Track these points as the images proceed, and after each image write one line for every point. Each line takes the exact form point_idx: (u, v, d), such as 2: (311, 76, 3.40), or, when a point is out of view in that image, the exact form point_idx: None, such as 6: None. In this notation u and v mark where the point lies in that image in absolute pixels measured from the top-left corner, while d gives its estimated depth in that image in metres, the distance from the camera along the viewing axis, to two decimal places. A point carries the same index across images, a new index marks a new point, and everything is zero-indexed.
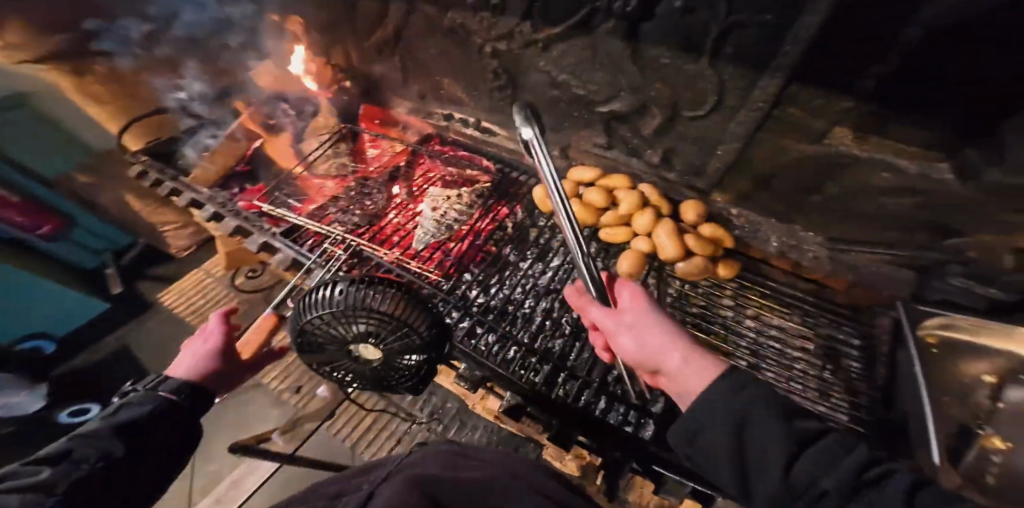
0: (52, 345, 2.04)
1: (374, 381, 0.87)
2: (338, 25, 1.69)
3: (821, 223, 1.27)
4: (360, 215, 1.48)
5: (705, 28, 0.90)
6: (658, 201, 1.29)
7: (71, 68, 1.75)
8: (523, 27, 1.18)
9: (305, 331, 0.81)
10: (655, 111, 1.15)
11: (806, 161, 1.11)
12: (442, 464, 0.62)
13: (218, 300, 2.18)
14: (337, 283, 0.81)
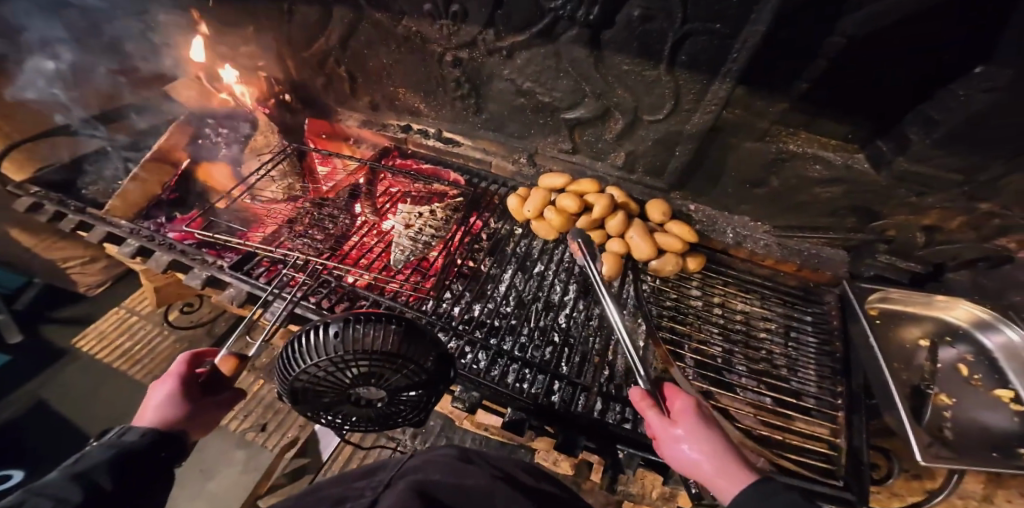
0: None
1: (379, 419, 0.86)
2: (275, 34, 1.58)
3: (768, 213, 1.40)
4: (322, 239, 1.39)
5: (660, 36, 0.94)
6: (626, 201, 1.35)
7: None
8: (486, 35, 1.19)
9: (297, 380, 0.78)
10: (617, 116, 1.19)
11: (752, 159, 1.20)
12: (445, 470, 0.64)
13: (146, 342, 1.92)
14: (331, 324, 0.79)
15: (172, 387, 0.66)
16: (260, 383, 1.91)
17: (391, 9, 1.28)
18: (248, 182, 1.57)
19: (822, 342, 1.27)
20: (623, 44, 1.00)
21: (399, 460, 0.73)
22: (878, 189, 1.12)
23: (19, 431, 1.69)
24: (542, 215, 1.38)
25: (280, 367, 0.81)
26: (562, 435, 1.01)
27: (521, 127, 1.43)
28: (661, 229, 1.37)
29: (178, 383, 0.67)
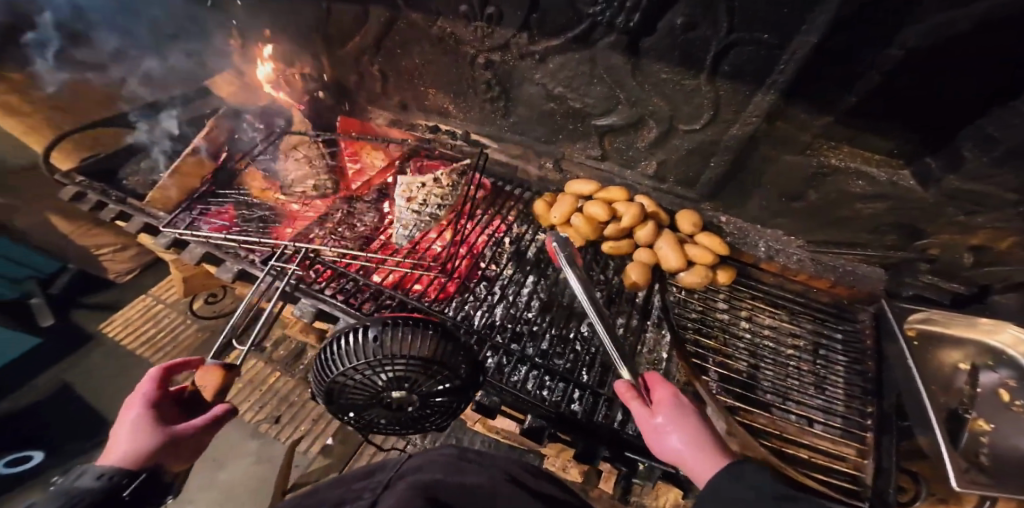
0: None
1: (409, 419, 0.91)
2: (311, 32, 1.60)
3: (802, 227, 1.35)
4: (351, 238, 1.40)
5: (702, 44, 0.91)
6: (656, 210, 1.33)
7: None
8: (520, 39, 1.17)
9: (335, 382, 0.84)
10: (651, 125, 1.16)
11: (794, 172, 1.15)
12: (445, 469, 0.56)
13: (173, 330, 1.98)
14: (370, 328, 0.86)
15: (133, 412, 0.63)
16: (276, 375, 1.97)
17: (426, 10, 1.28)
18: (283, 177, 1.59)
19: (853, 361, 1.24)
20: (662, 51, 0.97)
21: (398, 457, 0.63)
22: (924, 206, 1.05)
23: (51, 411, 1.78)
24: (569, 222, 1.38)
25: (319, 368, 0.88)
26: (579, 443, 1.01)
27: (549, 132, 1.41)
28: (692, 241, 1.34)
29: (145, 406, 0.64)
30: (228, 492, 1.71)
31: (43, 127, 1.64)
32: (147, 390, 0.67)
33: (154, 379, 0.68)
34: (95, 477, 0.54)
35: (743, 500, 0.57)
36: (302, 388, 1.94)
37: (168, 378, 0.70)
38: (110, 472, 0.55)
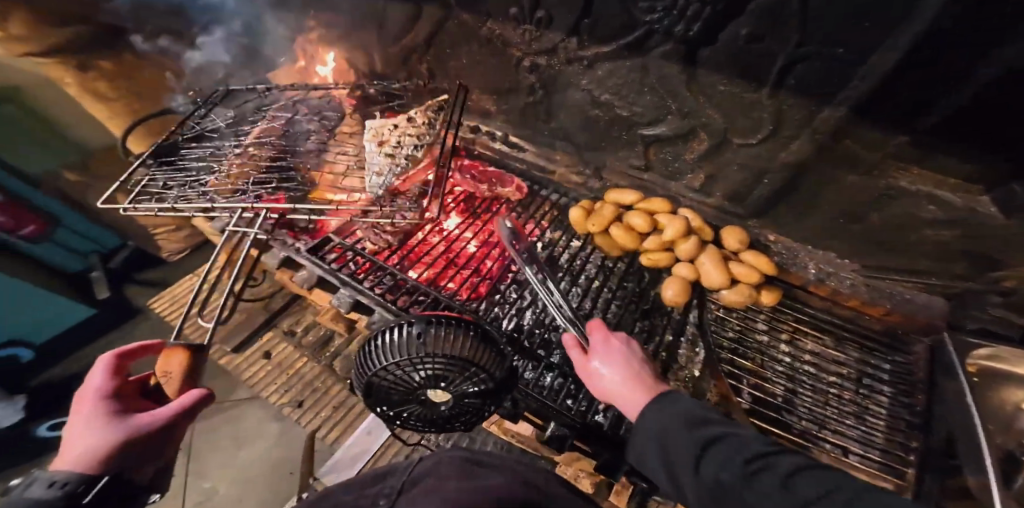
0: (29, 353, 1.94)
1: (443, 416, 0.99)
2: (363, 28, 1.62)
3: (861, 248, 1.20)
4: (391, 233, 1.42)
5: (766, 57, 0.86)
6: (701, 226, 1.28)
7: (75, 59, 1.70)
8: (568, 43, 1.15)
9: (375, 376, 0.92)
10: (703, 137, 1.11)
11: (848, 191, 1.03)
12: (455, 471, 0.58)
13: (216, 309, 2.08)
14: (414, 326, 0.93)
15: (86, 409, 0.59)
16: (303, 360, 2.02)
17: (477, 11, 1.27)
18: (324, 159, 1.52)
19: (900, 392, 1.14)
20: (720, 62, 0.92)
21: (410, 461, 0.68)
22: (1010, 235, 0.88)
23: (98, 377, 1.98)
24: (606, 230, 1.36)
25: (362, 361, 0.95)
26: (594, 450, 1.07)
27: (592, 139, 1.38)
28: (736, 259, 1.29)
29: (102, 400, 0.61)
30: (249, 469, 1.88)
31: (121, 111, 1.85)
32: (101, 383, 0.64)
33: (106, 367, 0.66)
34: (45, 488, 0.49)
35: (664, 424, 0.61)
36: (325, 375, 1.97)
37: (119, 366, 0.67)
38: (65, 482, 0.49)
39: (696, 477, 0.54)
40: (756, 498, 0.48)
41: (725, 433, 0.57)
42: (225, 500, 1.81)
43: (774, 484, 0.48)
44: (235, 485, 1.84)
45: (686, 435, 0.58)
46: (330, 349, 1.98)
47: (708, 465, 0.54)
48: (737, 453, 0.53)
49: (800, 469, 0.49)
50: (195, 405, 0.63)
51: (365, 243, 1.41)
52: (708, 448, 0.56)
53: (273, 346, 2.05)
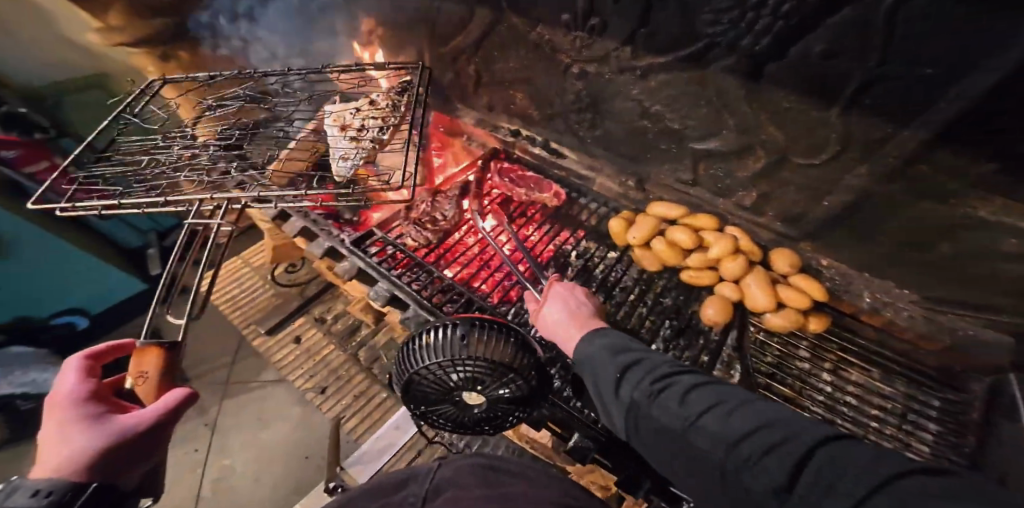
0: (85, 321, 2.22)
1: (475, 419, 0.97)
2: (414, 28, 1.64)
3: (916, 279, 1.09)
4: (432, 230, 1.46)
5: (839, 78, 0.79)
6: (750, 246, 1.22)
7: (160, 52, 2.10)
8: (621, 52, 1.12)
9: (413, 376, 0.91)
10: (760, 154, 1.06)
11: (918, 216, 0.92)
12: (477, 482, 0.76)
13: (255, 291, 2.20)
14: (458, 327, 0.93)
15: (59, 413, 0.62)
16: (329, 348, 2.04)
17: (527, 15, 1.26)
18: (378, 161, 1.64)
19: (949, 431, 1.04)
20: (789, 80, 0.86)
21: (430, 469, 0.83)
22: None
23: None
24: (647, 244, 1.31)
25: (402, 357, 0.95)
26: (617, 464, 1.05)
27: (637, 150, 1.35)
28: (784, 281, 1.23)
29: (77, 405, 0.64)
30: (268, 450, 1.91)
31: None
32: (75, 386, 0.66)
33: (76, 369, 0.68)
34: (31, 497, 0.55)
35: (591, 354, 0.75)
36: (349, 364, 1.99)
37: (91, 367, 0.70)
38: (51, 491, 0.55)
39: (615, 397, 0.67)
40: (657, 409, 0.60)
41: (642, 360, 0.70)
42: (241, 478, 1.84)
43: (671, 398, 0.60)
44: (252, 465, 1.88)
45: (612, 363, 0.71)
46: (356, 339, 2.03)
47: (624, 386, 0.66)
48: (647, 376, 0.65)
49: (694, 385, 0.61)
50: (175, 407, 0.65)
51: (405, 239, 1.46)
52: (627, 373, 0.68)
53: (304, 331, 2.09)
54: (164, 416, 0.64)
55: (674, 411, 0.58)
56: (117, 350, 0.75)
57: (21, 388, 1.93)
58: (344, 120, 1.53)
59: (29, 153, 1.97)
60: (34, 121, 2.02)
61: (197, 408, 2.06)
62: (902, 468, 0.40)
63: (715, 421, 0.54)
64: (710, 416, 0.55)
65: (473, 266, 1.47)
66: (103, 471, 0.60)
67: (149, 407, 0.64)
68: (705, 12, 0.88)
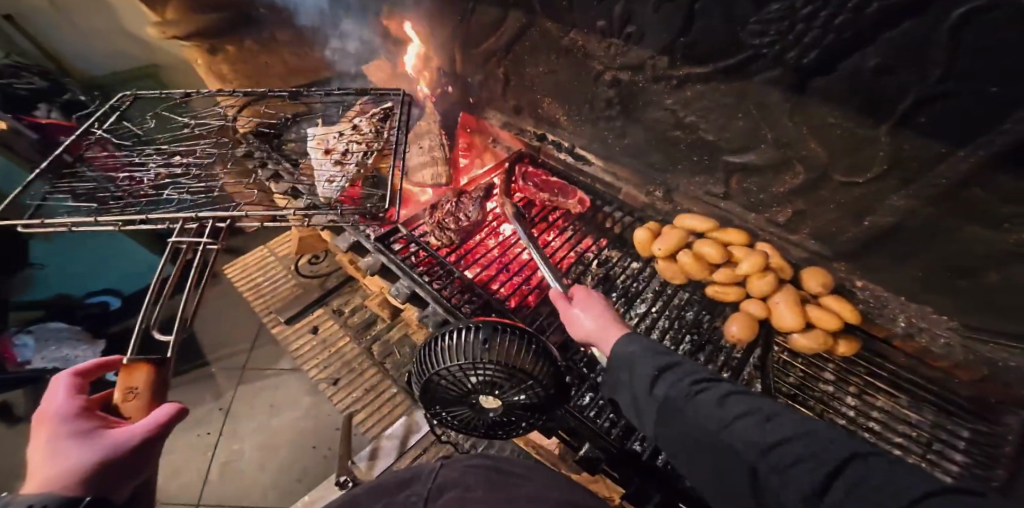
0: (118, 301, 2.23)
1: (490, 423, 0.95)
2: (451, 29, 1.73)
3: (955, 305, 0.98)
4: (454, 231, 1.46)
5: (890, 96, 0.76)
6: (780, 264, 1.17)
7: (208, 46, 2.17)
8: (658, 61, 1.11)
9: (432, 376, 0.90)
10: (799, 170, 1.03)
11: (963, 245, 0.85)
12: (484, 484, 0.64)
13: (280, 281, 2.29)
14: (480, 330, 0.91)
15: (48, 430, 0.58)
16: (345, 339, 2.06)
17: (562, 21, 1.28)
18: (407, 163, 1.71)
19: (976, 465, 0.91)
20: (838, 94, 0.83)
21: (433, 469, 0.70)
22: None
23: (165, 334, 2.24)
24: (671, 256, 1.27)
25: (423, 356, 0.95)
26: (623, 477, 1.02)
27: (667, 160, 1.34)
28: (814, 302, 1.15)
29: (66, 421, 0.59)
30: (276, 437, 1.92)
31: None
32: (62, 404, 0.62)
33: (65, 386, 0.65)
34: None
35: (626, 354, 0.73)
36: (362, 357, 2.00)
37: (79, 385, 0.67)
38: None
39: (649, 394, 0.66)
40: (692, 409, 0.59)
41: (680, 363, 0.68)
42: (248, 464, 1.85)
43: (708, 399, 0.58)
44: (259, 451, 1.88)
45: (649, 361, 0.70)
46: (371, 332, 2.03)
47: (660, 384, 0.65)
48: (685, 378, 0.64)
49: (734, 390, 0.59)
50: (167, 422, 0.61)
51: (427, 238, 1.47)
52: (663, 372, 0.67)
53: (322, 321, 2.13)
54: (154, 431, 0.60)
55: (710, 412, 0.57)
56: (104, 367, 0.72)
57: (52, 364, 1.97)
58: (326, 143, 1.57)
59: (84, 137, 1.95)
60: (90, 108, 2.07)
61: (213, 391, 2.10)
62: (944, 486, 0.38)
63: (752, 426, 0.52)
64: (746, 420, 0.53)
65: (492, 269, 1.46)
66: (95, 486, 0.54)
67: (140, 421, 0.60)
68: (752, 22, 0.86)
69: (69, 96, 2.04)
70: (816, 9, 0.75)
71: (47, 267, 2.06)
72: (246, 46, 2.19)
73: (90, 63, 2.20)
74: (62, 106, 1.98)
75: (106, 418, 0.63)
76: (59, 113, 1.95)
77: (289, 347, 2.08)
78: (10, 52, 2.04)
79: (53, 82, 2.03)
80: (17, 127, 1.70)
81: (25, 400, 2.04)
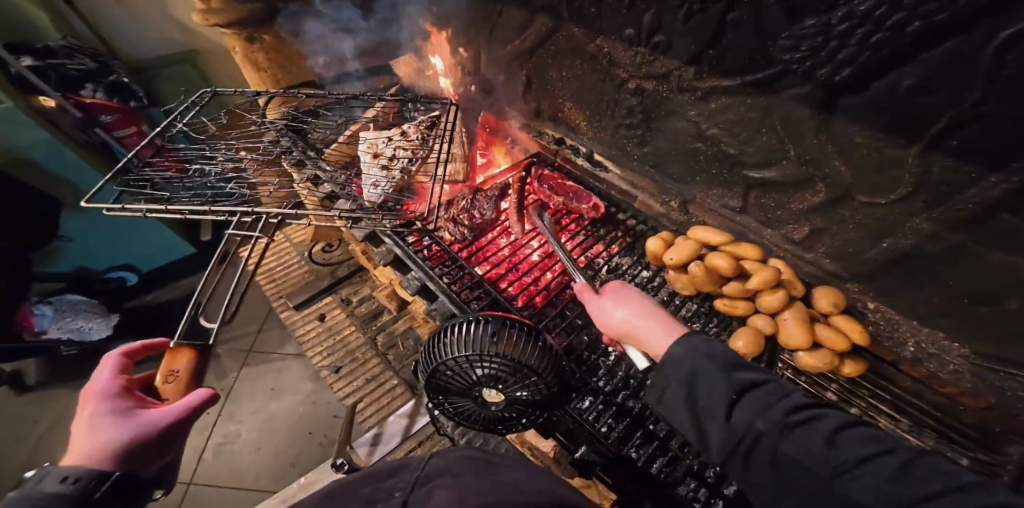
0: (135, 278, 2.32)
1: (492, 418, 0.96)
2: (478, 30, 1.77)
3: (971, 333, 0.97)
4: (467, 227, 1.48)
5: (921, 119, 0.76)
6: (791, 281, 1.17)
7: (246, 35, 2.03)
8: (684, 72, 1.12)
9: (440, 366, 0.91)
10: (820, 189, 1.03)
11: (989, 270, 0.83)
12: (474, 471, 0.60)
13: (291, 267, 2.33)
14: (489, 324, 0.92)
15: (91, 407, 0.64)
16: (351, 328, 2.09)
17: (590, 27, 1.30)
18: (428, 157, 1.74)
19: None
20: (868, 112, 0.83)
21: (422, 459, 0.66)
22: None
23: (177, 310, 2.30)
24: (682, 267, 1.26)
25: (429, 347, 0.95)
26: (615, 482, 1.02)
27: (685, 171, 1.35)
28: (824, 320, 1.15)
29: (108, 399, 0.65)
30: (274, 421, 1.93)
31: (268, 82, 2.24)
32: (107, 380, 0.68)
33: (112, 366, 0.71)
34: (59, 482, 0.55)
35: (699, 368, 0.64)
36: (366, 346, 2.02)
37: (125, 365, 0.72)
38: (79, 477, 0.56)
39: (727, 422, 0.57)
40: (793, 445, 0.51)
41: (764, 382, 0.60)
42: (245, 445, 1.86)
43: (818, 438, 0.50)
44: (257, 433, 1.90)
45: (724, 380, 0.60)
46: (377, 323, 2.07)
47: (741, 412, 0.57)
48: (778, 404, 0.55)
49: (843, 425, 0.52)
50: (199, 404, 0.67)
51: (442, 233, 1.50)
52: (744, 395, 0.58)
53: (329, 310, 2.17)
54: (188, 412, 0.66)
55: (821, 454, 0.49)
56: (149, 348, 0.77)
57: (66, 335, 2.01)
58: (375, 148, 1.57)
59: (124, 119, 2.17)
60: (134, 91, 2.19)
61: (217, 371, 2.12)
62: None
63: (884, 478, 0.44)
64: (875, 470, 0.46)
65: (502, 268, 1.47)
66: (127, 462, 0.61)
67: (175, 404, 0.66)
68: (783, 37, 0.87)
69: (115, 78, 2.13)
70: (852, 27, 0.75)
71: (74, 240, 2.07)
72: (283, 37, 2.12)
73: (136, 48, 2.35)
74: (109, 88, 2.08)
75: (144, 399, 0.69)
76: (104, 94, 2.05)
77: (295, 331, 2.11)
78: (67, 35, 2.12)
79: (103, 63, 2.12)
80: (64, 104, 1.90)
81: (37, 369, 2.09)
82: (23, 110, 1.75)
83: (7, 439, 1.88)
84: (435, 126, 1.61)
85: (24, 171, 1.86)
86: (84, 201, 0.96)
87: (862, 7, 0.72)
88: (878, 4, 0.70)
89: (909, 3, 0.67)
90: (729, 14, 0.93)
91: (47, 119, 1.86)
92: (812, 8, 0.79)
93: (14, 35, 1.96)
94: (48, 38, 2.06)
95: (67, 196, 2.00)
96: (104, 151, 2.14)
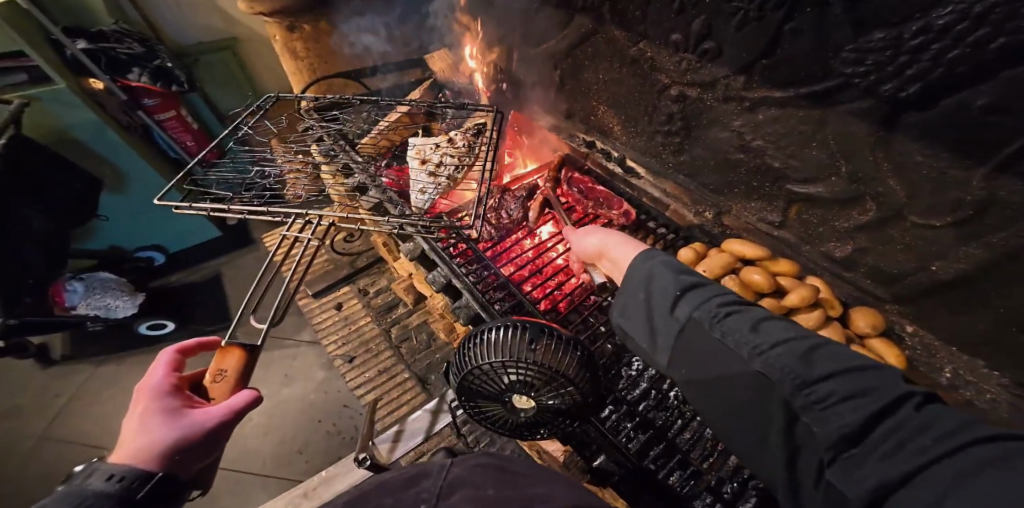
0: (162, 258, 2.37)
1: (523, 425, 0.95)
2: (512, 28, 1.77)
3: (1017, 364, 0.92)
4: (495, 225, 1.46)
5: (992, 141, 0.73)
6: (829, 300, 1.12)
7: (287, 24, 2.04)
8: (732, 81, 1.10)
9: (474, 368, 0.90)
10: (869, 207, 1.01)
11: None
12: (495, 484, 0.58)
13: (319, 256, 2.35)
14: (526, 330, 0.91)
15: (143, 405, 0.65)
16: (366, 319, 2.10)
17: (633, 31, 1.29)
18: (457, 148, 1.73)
19: None
20: (934, 130, 0.80)
21: (443, 465, 0.65)
22: None
23: (201, 292, 2.34)
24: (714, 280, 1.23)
25: (462, 350, 0.95)
26: (630, 493, 0.98)
27: (722, 182, 1.34)
28: (859, 342, 1.11)
29: (157, 397, 0.66)
30: (285, 407, 1.92)
31: (305, 71, 2.23)
32: (158, 376, 0.69)
33: (166, 363, 0.71)
34: (107, 480, 0.59)
35: (651, 272, 0.74)
36: (380, 338, 2.01)
37: (177, 362, 0.73)
38: (123, 477, 0.60)
39: (671, 314, 0.67)
40: (721, 330, 0.60)
41: (706, 285, 0.69)
42: (253, 430, 1.85)
43: (741, 325, 0.59)
44: (267, 419, 1.89)
45: (672, 282, 0.70)
46: (392, 315, 2.08)
47: (684, 308, 0.66)
48: (713, 300, 0.65)
49: (767, 317, 0.60)
50: (241, 408, 0.66)
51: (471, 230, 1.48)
52: (687, 293, 0.68)
53: (346, 299, 2.19)
54: (230, 415, 0.65)
55: (742, 338, 0.58)
56: (203, 347, 0.77)
57: (93, 312, 1.99)
58: (423, 153, 1.59)
59: (164, 103, 2.23)
60: (177, 76, 2.20)
61: None
62: (987, 432, 0.39)
63: (790, 356, 0.52)
64: (783, 350, 0.54)
65: (526, 270, 1.44)
66: (171, 463, 0.62)
67: (219, 405, 0.65)
68: (846, 50, 0.85)
69: (160, 63, 2.14)
70: (926, 41, 0.73)
71: (112, 220, 2.16)
72: (322, 27, 2.12)
73: (182, 35, 2.43)
74: (154, 72, 2.10)
75: (193, 398, 0.69)
76: (149, 78, 2.07)
77: (313, 318, 2.14)
78: (120, 20, 2.20)
79: (149, 49, 2.15)
80: (111, 87, 1.98)
81: (62, 344, 2.12)
82: (74, 92, 1.83)
83: (30, 409, 1.92)
84: (482, 132, 1.61)
85: (71, 150, 1.94)
86: (157, 201, 1.03)
87: (940, 21, 0.70)
88: (958, 19, 0.67)
89: (995, 18, 0.64)
90: (788, 23, 0.91)
91: (96, 101, 1.95)
92: (882, 21, 0.77)
93: (73, 18, 2.06)
94: (101, 22, 2.13)
95: (109, 178, 2.08)
96: (143, 132, 2.23)
